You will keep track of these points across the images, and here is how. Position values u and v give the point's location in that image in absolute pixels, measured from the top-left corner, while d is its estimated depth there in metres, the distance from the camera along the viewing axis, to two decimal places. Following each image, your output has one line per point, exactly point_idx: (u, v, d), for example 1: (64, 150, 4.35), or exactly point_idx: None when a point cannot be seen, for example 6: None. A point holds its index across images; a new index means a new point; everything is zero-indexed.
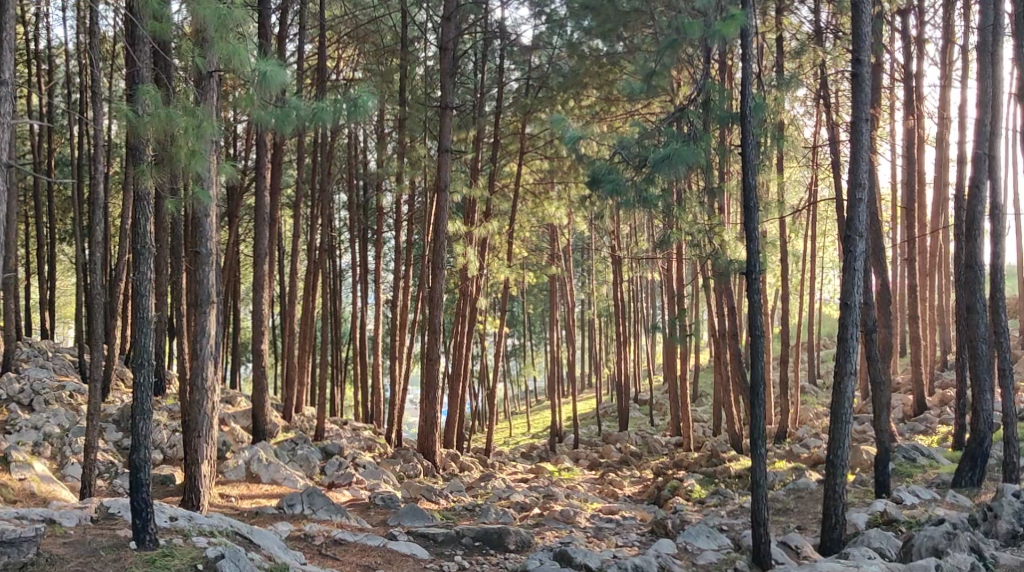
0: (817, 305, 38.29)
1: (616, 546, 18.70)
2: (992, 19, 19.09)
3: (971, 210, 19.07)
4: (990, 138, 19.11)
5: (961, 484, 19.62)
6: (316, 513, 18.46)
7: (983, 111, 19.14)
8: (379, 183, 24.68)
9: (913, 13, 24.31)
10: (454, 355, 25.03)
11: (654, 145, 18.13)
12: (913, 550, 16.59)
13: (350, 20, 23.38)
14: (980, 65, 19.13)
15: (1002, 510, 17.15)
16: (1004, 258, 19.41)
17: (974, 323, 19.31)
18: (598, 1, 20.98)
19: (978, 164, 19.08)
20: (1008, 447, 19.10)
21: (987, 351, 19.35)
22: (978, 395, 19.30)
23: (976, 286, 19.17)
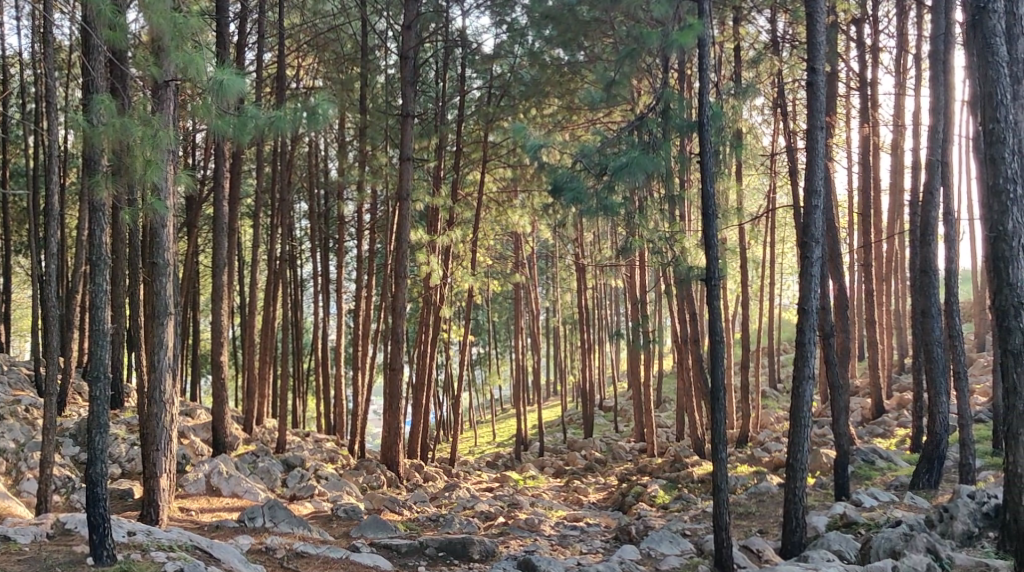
0: (777, 310, 38.58)
1: (579, 553, 18.65)
2: (944, 28, 19.23)
3: (925, 215, 19.16)
4: (943, 145, 19.20)
5: (919, 486, 19.70)
6: (277, 525, 18.30)
7: (937, 119, 19.21)
8: (340, 192, 24.56)
9: (868, 22, 24.48)
10: (418, 365, 24.90)
11: (615, 153, 18.13)
12: (871, 552, 16.60)
13: (310, 28, 23.18)
14: (933, 73, 19.23)
15: (957, 510, 17.20)
16: (958, 264, 19.51)
17: (929, 327, 19.43)
18: (558, 10, 20.89)
19: (931, 171, 19.16)
20: (964, 449, 19.17)
21: (942, 353, 19.44)
22: (934, 397, 19.39)
23: (931, 290, 19.27)
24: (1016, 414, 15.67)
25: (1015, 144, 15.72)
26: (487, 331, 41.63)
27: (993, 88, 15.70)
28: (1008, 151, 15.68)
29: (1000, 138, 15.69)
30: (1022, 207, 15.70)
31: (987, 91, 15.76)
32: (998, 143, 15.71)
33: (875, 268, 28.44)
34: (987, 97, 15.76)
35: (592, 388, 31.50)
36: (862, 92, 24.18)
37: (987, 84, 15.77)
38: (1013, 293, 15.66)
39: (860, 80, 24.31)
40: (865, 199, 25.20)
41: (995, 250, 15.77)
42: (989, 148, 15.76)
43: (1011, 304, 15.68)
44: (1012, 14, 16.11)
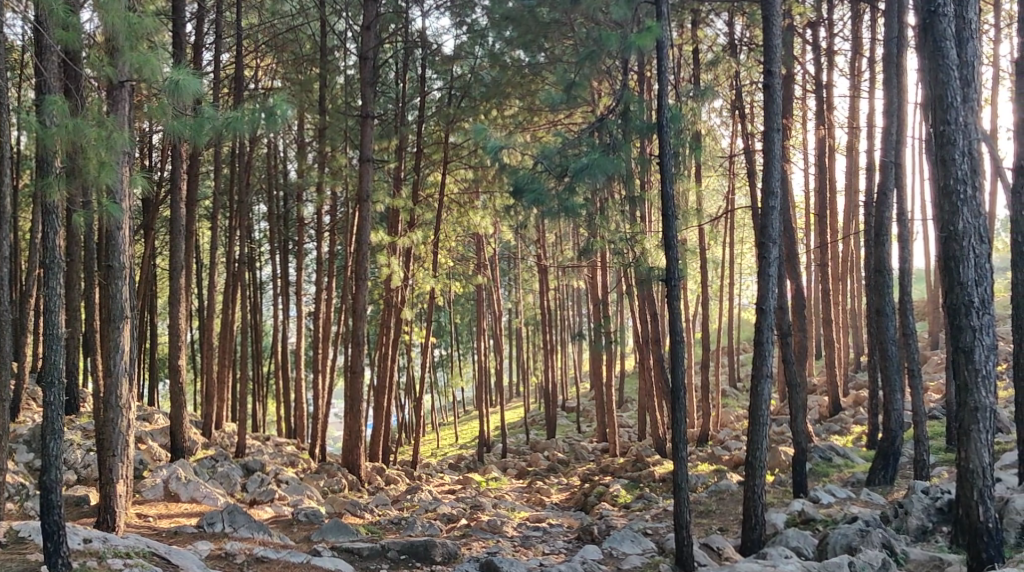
0: (737, 310, 38.74)
1: (542, 554, 18.55)
2: (896, 32, 19.40)
3: (879, 215, 19.24)
4: (897, 146, 19.29)
5: (875, 483, 19.78)
6: (237, 530, 18.11)
7: (891, 120, 19.33)
8: (299, 193, 24.38)
9: (823, 25, 24.65)
10: (379, 367, 24.77)
11: (575, 155, 18.07)
12: (828, 549, 16.71)
13: (268, 28, 22.97)
14: (887, 76, 19.38)
15: (912, 506, 17.36)
16: (912, 263, 19.59)
17: (883, 326, 19.51)
18: (518, 12, 20.68)
19: (885, 172, 19.25)
20: (918, 446, 19.28)
21: (896, 352, 19.55)
22: (889, 395, 19.51)
23: (885, 289, 19.35)
24: (968, 410, 15.70)
25: (965, 146, 15.76)
26: (450, 333, 41.53)
27: (943, 90, 15.75)
28: (959, 152, 15.72)
29: (951, 139, 15.73)
30: (972, 207, 15.75)
31: (938, 93, 15.81)
32: (948, 145, 15.75)
33: (832, 267, 28.62)
34: (937, 99, 15.81)
35: (554, 390, 31.44)
36: (817, 95, 24.29)
37: (937, 87, 15.82)
38: (964, 292, 15.68)
39: (815, 82, 24.40)
40: (821, 200, 25.31)
41: (947, 250, 15.78)
42: (940, 150, 15.78)
43: (962, 302, 15.70)
44: (960, 18, 16.17)
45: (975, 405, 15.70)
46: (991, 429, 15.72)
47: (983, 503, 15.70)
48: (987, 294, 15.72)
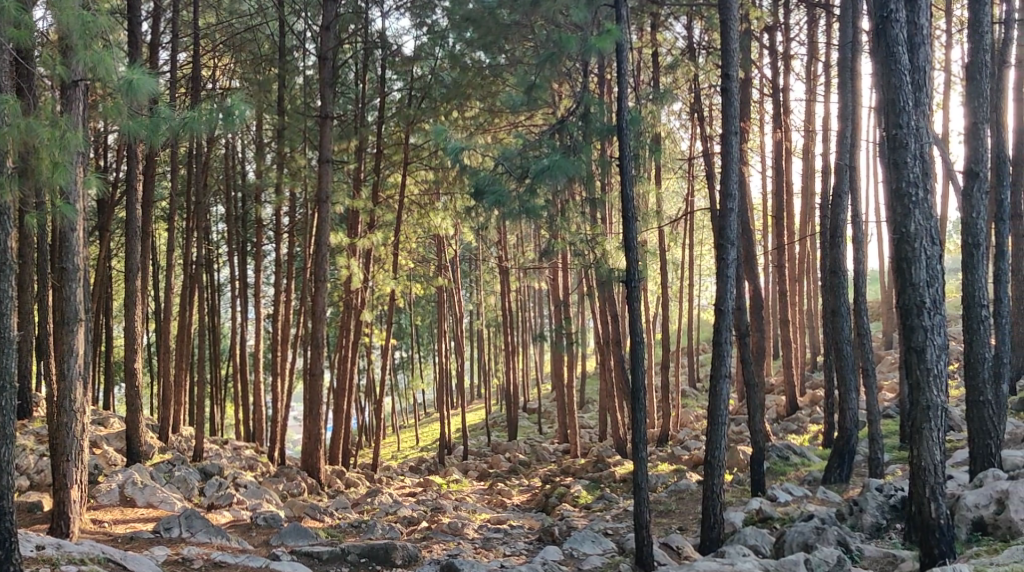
0: (696, 311, 38.86)
1: (503, 555, 18.47)
2: (851, 37, 19.47)
3: (834, 217, 19.30)
4: (852, 150, 19.35)
5: (830, 481, 19.85)
6: (195, 535, 17.92)
7: (845, 124, 19.40)
8: (257, 194, 24.17)
9: (780, 30, 24.72)
10: (339, 369, 24.59)
11: (536, 156, 17.99)
12: (784, 547, 16.73)
13: (225, 28, 22.72)
14: (841, 80, 19.46)
15: (866, 504, 17.46)
16: (867, 265, 19.65)
17: (838, 326, 19.60)
18: (478, 13, 20.61)
19: (840, 175, 19.33)
20: (872, 444, 19.38)
21: (852, 353, 19.64)
22: (844, 394, 19.61)
23: (840, 290, 19.43)
24: (920, 409, 15.73)
25: (916, 149, 15.80)
26: (410, 336, 41.30)
27: (895, 95, 15.78)
28: (910, 155, 15.74)
29: (903, 143, 15.75)
30: (923, 209, 15.79)
31: (890, 98, 15.84)
32: (900, 149, 15.77)
33: (789, 268, 28.76)
34: (889, 104, 15.84)
35: (515, 391, 31.32)
36: (774, 98, 24.37)
37: (889, 91, 15.85)
38: (915, 293, 15.70)
39: (773, 86, 24.47)
40: (778, 203, 25.42)
41: (899, 251, 15.80)
42: (891, 153, 15.81)
43: (914, 303, 15.72)
44: (912, 23, 16.22)
45: (927, 404, 15.73)
46: (942, 427, 15.77)
47: (935, 500, 15.74)
48: (938, 294, 15.77)
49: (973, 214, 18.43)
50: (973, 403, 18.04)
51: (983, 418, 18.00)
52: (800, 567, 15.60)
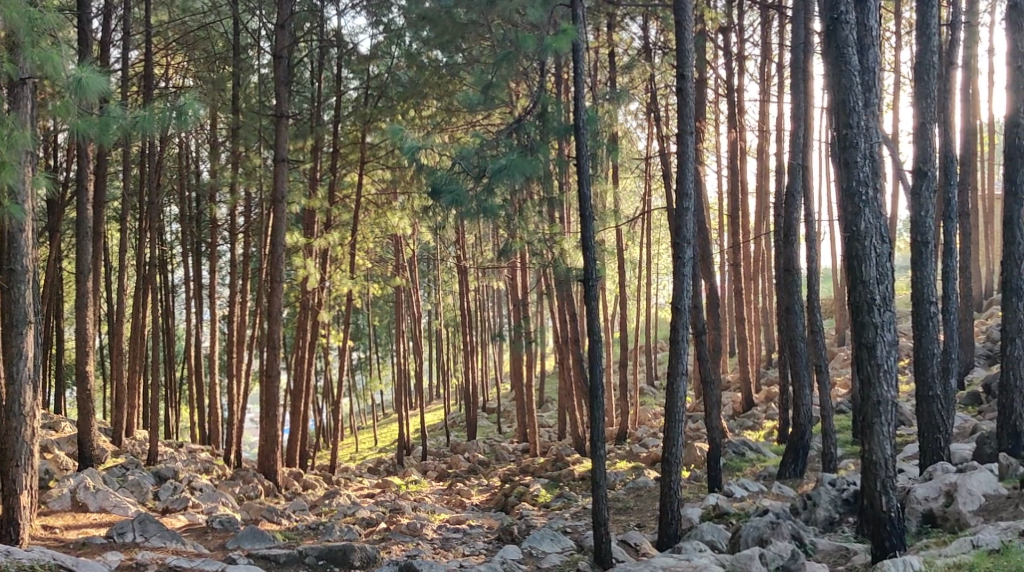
0: (654, 310, 38.96)
1: (462, 555, 18.34)
2: (803, 38, 19.53)
3: (787, 216, 19.32)
4: (804, 149, 19.38)
5: (785, 476, 19.87)
6: (149, 539, 17.67)
7: (797, 124, 19.43)
8: (212, 194, 23.90)
9: (734, 31, 24.75)
10: (295, 370, 24.38)
11: (493, 156, 17.87)
12: (740, 542, 16.70)
13: (178, 26, 22.43)
14: (793, 81, 19.50)
15: (819, 498, 17.49)
16: (820, 262, 19.68)
17: (792, 323, 19.63)
18: (435, 12, 20.76)
19: (793, 174, 19.38)
20: (826, 439, 19.44)
21: (805, 349, 19.68)
22: (798, 391, 19.67)
23: (794, 289, 19.46)
24: (870, 404, 15.74)
25: (866, 149, 15.81)
26: (368, 336, 41.08)
27: (846, 95, 15.78)
28: (861, 155, 15.75)
29: (853, 143, 15.74)
30: (873, 208, 15.79)
31: (840, 98, 15.84)
32: (850, 149, 15.77)
33: (744, 267, 28.84)
34: (840, 104, 15.84)
35: (474, 391, 31.16)
36: (729, 98, 24.42)
37: (840, 92, 15.85)
38: (866, 291, 15.69)
39: (727, 86, 24.52)
40: (734, 202, 25.47)
41: (850, 249, 15.80)
42: (842, 153, 15.81)
43: (864, 300, 15.71)
44: (862, 25, 16.21)
45: (877, 399, 15.74)
46: (893, 422, 15.77)
47: (885, 494, 15.79)
48: (888, 292, 15.78)
49: (921, 213, 18.71)
50: (923, 398, 18.15)
51: (932, 412, 18.15)
52: (755, 561, 15.58)
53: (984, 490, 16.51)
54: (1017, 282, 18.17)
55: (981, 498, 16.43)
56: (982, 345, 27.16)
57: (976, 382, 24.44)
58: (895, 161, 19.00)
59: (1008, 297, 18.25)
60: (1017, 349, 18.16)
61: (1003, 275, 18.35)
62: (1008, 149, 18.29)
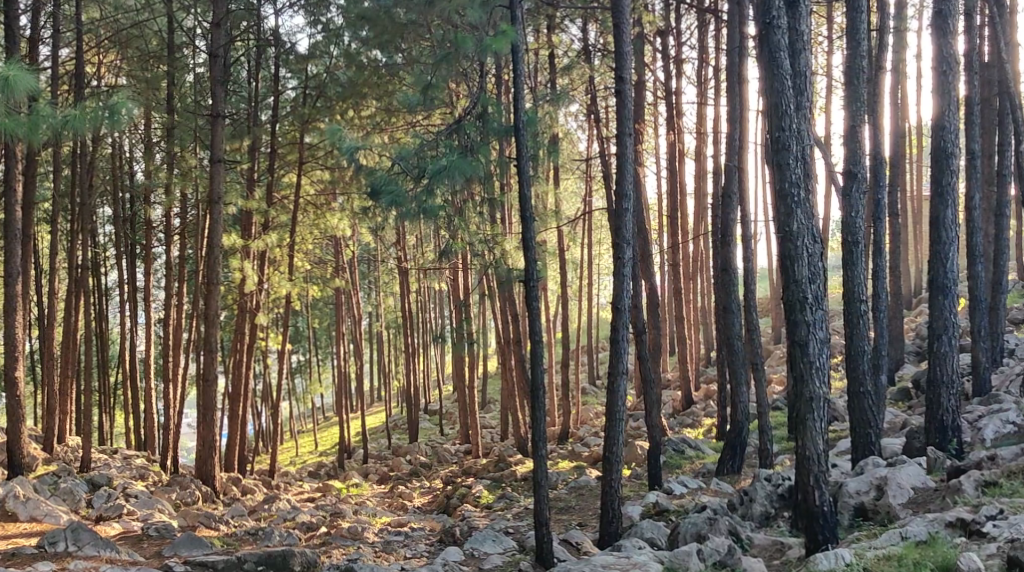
0: (594, 311, 38.93)
1: (403, 558, 18.13)
2: (738, 41, 19.51)
3: (724, 217, 19.29)
4: (741, 152, 19.35)
5: (723, 472, 19.86)
6: (82, 548, 17.23)
7: (733, 127, 19.41)
8: (146, 195, 23.45)
9: (671, 33, 24.75)
10: (232, 373, 24.02)
11: (432, 156, 17.67)
12: (678, 538, 16.62)
13: (111, 23, 21.97)
14: (729, 85, 19.48)
15: (755, 493, 17.41)
16: (756, 262, 19.66)
17: (729, 323, 19.59)
18: (374, 12, 20.65)
19: (728, 176, 19.35)
20: (762, 436, 19.44)
21: (742, 348, 19.66)
22: (735, 388, 19.66)
23: (731, 288, 19.42)
24: (803, 401, 15.72)
25: (798, 151, 15.80)
26: (306, 339, 40.65)
27: (777, 99, 15.78)
28: (793, 157, 15.73)
29: (785, 145, 15.73)
30: (805, 209, 15.78)
31: (773, 102, 15.82)
32: (783, 151, 15.75)
33: (683, 267, 28.85)
34: (772, 107, 15.82)
35: (415, 393, 30.90)
36: (668, 101, 24.40)
37: (772, 95, 15.82)
38: (798, 289, 15.68)
39: (666, 89, 24.49)
40: (672, 204, 25.47)
41: (782, 249, 15.78)
42: (774, 155, 15.79)
43: (797, 299, 15.70)
44: (792, 30, 15.99)
45: (810, 396, 15.72)
46: (825, 418, 15.76)
47: (818, 488, 15.79)
48: (820, 291, 15.77)
49: (852, 213, 18.67)
50: (854, 395, 18.21)
51: (863, 408, 18.23)
52: (692, 558, 15.49)
53: (913, 484, 16.69)
54: (945, 280, 18.29)
55: (910, 491, 16.58)
56: (912, 343, 27.42)
57: (906, 378, 24.63)
58: (827, 162, 19.02)
59: (935, 295, 18.36)
60: (944, 346, 18.23)
61: (929, 274, 18.46)
62: (935, 150, 18.41)
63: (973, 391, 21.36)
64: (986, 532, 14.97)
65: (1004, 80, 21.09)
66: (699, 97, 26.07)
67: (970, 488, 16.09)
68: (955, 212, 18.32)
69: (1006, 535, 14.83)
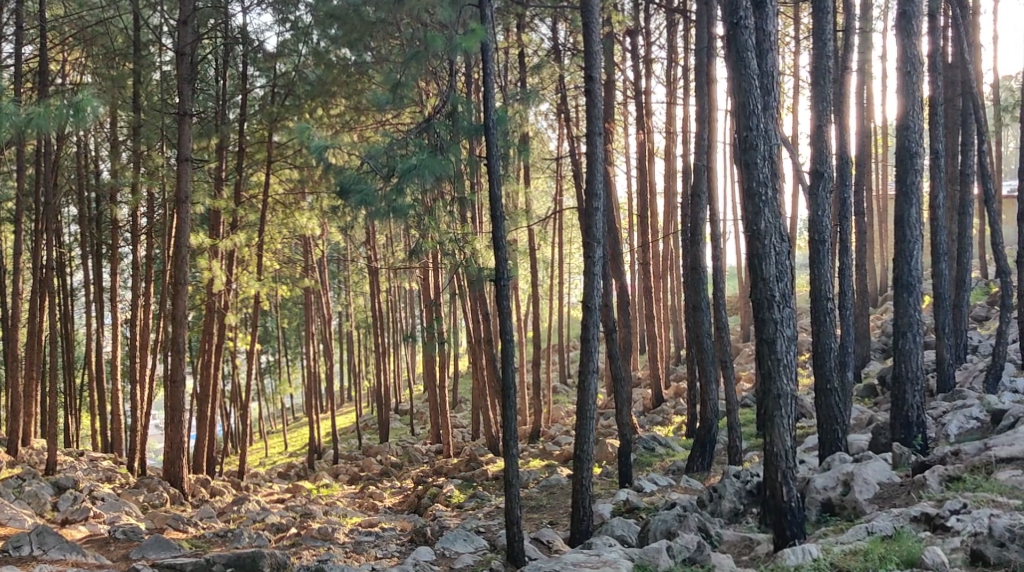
0: (565, 309, 38.87)
1: (374, 559, 18.00)
2: (706, 41, 19.45)
3: (693, 216, 19.23)
4: (709, 151, 19.31)
5: (693, 469, 19.84)
6: (47, 552, 17.05)
7: (702, 127, 19.36)
8: (113, 194, 23.20)
9: (640, 33, 24.69)
10: (201, 373, 23.79)
11: (402, 155, 17.55)
12: (648, 535, 16.56)
13: (76, 21, 21.72)
14: (697, 84, 19.43)
15: (725, 489, 17.34)
16: (725, 261, 19.62)
17: (699, 321, 19.53)
18: (344, 10, 20.46)
19: (697, 175, 19.30)
20: (731, 433, 19.41)
21: (712, 346, 19.61)
22: (705, 386, 19.61)
23: (701, 286, 19.36)
24: (770, 397, 15.67)
25: (766, 150, 15.74)
26: (276, 339, 40.39)
27: (745, 98, 15.72)
28: (760, 156, 15.68)
29: (753, 145, 15.67)
30: (773, 208, 15.73)
31: (740, 101, 15.77)
32: (751, 150, 15.69)
33: (653, 266, 28.84)
34: (740, 107, 15.76)
35: (386, 393, 30.74)
36: (637, 101, 24.35)
37: (740, 95, 15.76)
38: (766, 288, 15.64)
39: (635, 88, 24.45)
40: (643, 202, 25.44)
41: (750, 248, 15.73)
42: (742, 154, 15.74)
43: (765, 297, 15.67)
44: (761, 31, 16.11)
45: (778, 392, 15.68)
46: (793, 414, 15.74)
47: (786, 484, 15.78)
48: (787, 289, 15.74)
49: (818, 212, 18.68)
50: (821, 391, 18.17)
51: (830, 405, 18.17)
52: (662, 555, 15.47)
53: (879, 479, 16.66)
54: (909, 278, 18.30)
55: (876, 486, 16.58)
56: (878, 339, 27.50)
57: (872, 375, 24.70)
58: (793, 161, 19.04)
59: (899, 293, 18.36)
60: (909, 343, 18.23)
61: (894, 272, 18.46)
62: (900, 150, 18.42)
63: (937, 387, 21.43)
64: (950, 526, 14.93)
65: (968, 80, 21.12)
66: (669, 96, 26.05)
67: (934, 483, 16.04)
68: (919, 210, 18.33)
69: (970, 529, 14.80)
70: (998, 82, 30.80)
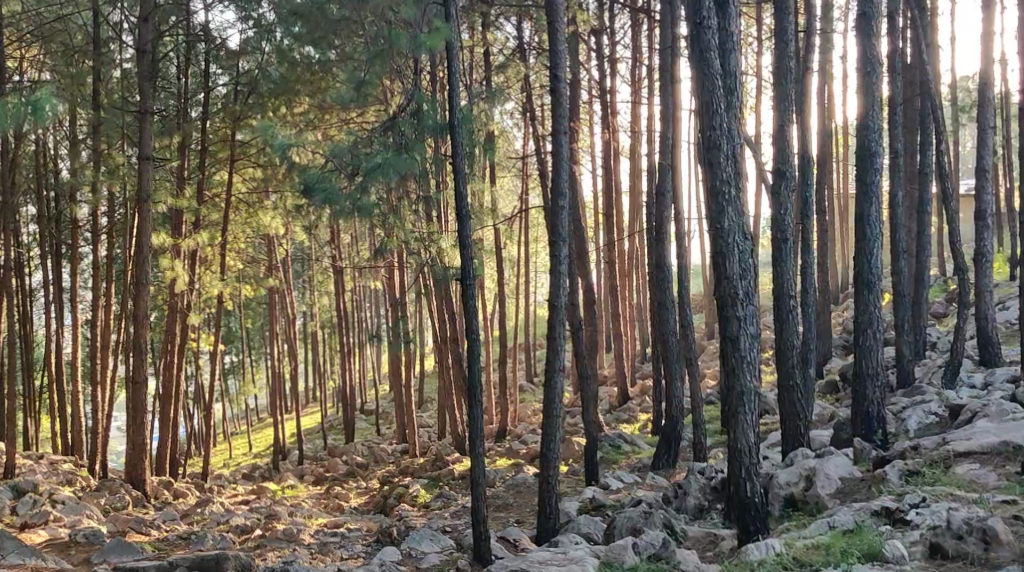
0: (532, 307, 38.72)
1: (340, 559, 17.82)
2: (670, 39, 19.37)
3: (657, 214, 19.14)
4: (673, 150, 19.20)
5: (659, 466, 19.78)
6: (6, 557, 16.78)
7: (666, 125, 19.26)
8: (73, 193, 22.87)
9: (605, 32, 24.59)
10: (163, 373, 23.50)
11: (366, 154, 17.37)
12: (614, 532, 16.45)
13: (34, 16, 21.33)
14: (661, 83, 19.33)
15: (689, 486, 17.29)
16: (689, 259, 19.55)
17: (664, 319, 19.45)
18: (307, 7, 20.08)
19: (661, 174, 19.21)
20: (696, 430, 19.35)
21: (677, 344, 19.53)
22: (670, 383, 19.54)
23: (665, 284, 19.28)
24: (734, 395, 15.61)
25: (729, 149, 15.69)
26: (240, 339, 40.01)
27: (709, 98, 15.63)
28: (723, 155, 15.62)
29: (717, 144, 15.61)
30: (736, 207, 15.66)
31: (704, 100, 15.68)
32: (714, 149, 15.63)
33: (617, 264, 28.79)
34: (703, 106, 15.68)
35: (351, 393, 30.50)
36: (602, 99, 24.25)
37: (703, 94, 15.68)
38: (730, 286, 15.58)
39: (600, 87, 24.35)
40: (608, 201, 25.35)
41: (714, 246, 15.66)
42: (706, 153, 15.67)
43: (728, 295, 15.61)
44: (723, 31, 15.93)
45: (741, 390, 15.61)
46: (757, 411, 15.66)
47: (750, 480, 15.69)
48: (751, 287, 15.68)
49: (781, 211, 18.64)
50: (785, 388, 18.10)
51: (793, 401, 18.11)
52: (628, 551, 15.36)
53: (840, 474, 16.63)
54: (869, 276, 18.24)
55: (838, 481, 16.55)
56: (841, 336, 27.54)
57: (835, 371, 24.74)
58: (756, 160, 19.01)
59: (860, 291, 18.31)
60: (869, 340, 18.21)
61: (855, 270, 18.40)
62: (860, 149, 18.39)
63: (898, 383, 21.48)
64: (910, 520, 14.94)
65: (927, 79, 21.12)
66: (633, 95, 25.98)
67: (894, 477, 16.12)
68: (879, 210, 18.31)
69: (929, 522, 14.81)
70: (956, 82, 30.76)
